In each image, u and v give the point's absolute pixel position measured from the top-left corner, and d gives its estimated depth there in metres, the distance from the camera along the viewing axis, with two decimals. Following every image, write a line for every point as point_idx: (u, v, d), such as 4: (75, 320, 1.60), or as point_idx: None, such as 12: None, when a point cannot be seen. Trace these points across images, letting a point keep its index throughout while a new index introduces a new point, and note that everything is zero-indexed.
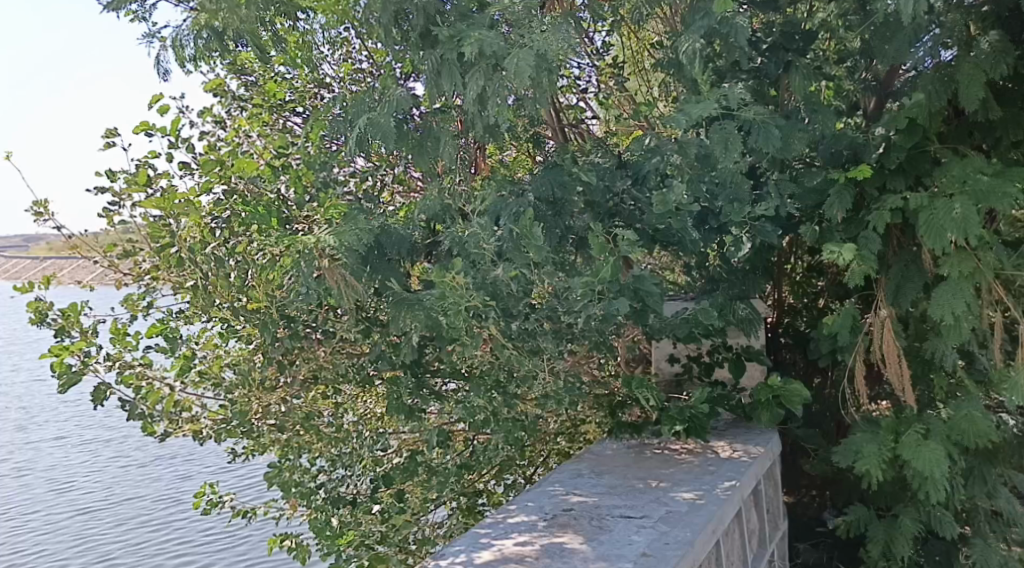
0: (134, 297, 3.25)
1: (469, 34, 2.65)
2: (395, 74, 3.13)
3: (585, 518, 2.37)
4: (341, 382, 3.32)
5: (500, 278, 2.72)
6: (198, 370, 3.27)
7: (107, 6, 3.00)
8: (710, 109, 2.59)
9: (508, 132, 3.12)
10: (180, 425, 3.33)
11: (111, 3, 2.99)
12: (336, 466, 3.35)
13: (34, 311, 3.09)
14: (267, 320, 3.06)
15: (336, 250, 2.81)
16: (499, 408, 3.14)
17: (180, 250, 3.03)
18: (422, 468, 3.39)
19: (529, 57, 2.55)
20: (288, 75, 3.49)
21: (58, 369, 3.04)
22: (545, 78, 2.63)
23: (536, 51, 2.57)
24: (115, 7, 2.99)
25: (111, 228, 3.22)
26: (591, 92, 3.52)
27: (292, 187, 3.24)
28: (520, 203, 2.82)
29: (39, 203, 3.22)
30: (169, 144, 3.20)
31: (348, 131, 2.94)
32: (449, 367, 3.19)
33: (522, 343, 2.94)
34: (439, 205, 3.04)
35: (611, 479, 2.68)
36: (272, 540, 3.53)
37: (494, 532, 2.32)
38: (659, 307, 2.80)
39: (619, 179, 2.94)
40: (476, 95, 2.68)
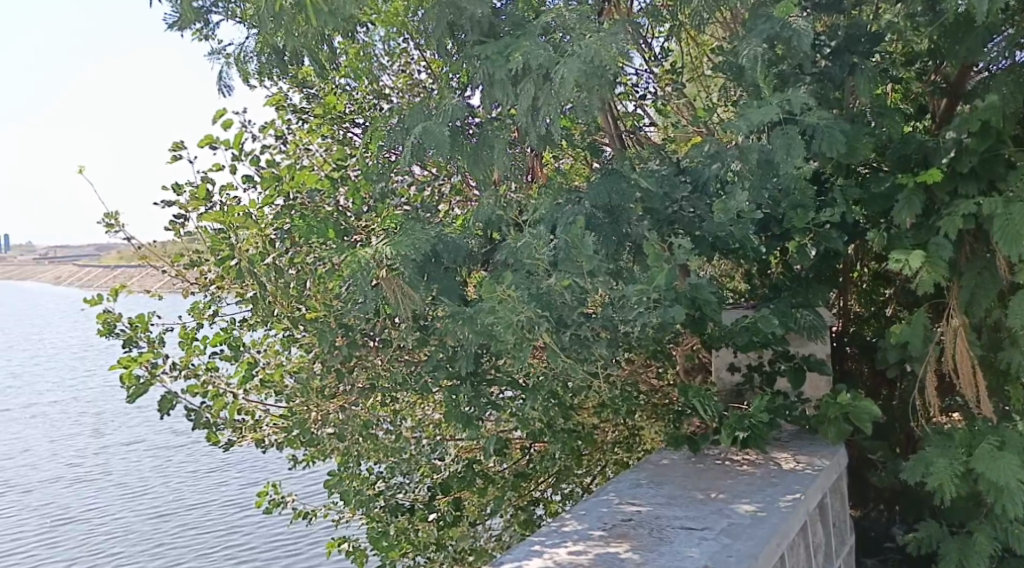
0: (200, 305, 3.34)
1: (517, 49, 2.67)
2: (450, 84, 3.12)
3: (645, 529, 2.34)
4: (398, 391, 3.28)
5: (555, 287, 2.71)
6: (261, 377, 3.36)
7: (173, 24, 3.09)
8: (772, 113, 2.55)
9: (564, 140, 3.12)
10: (243, 432, 3.42)
11: (176, 22, 3.08)
12: (395, 473, 3.39)
13: (102, 323, 3.19)
14: (323, 327, 3.11)
15: (394, 261, 2.84)
16: (555, 419, 3.17)
17: (239, 261, 3.11)
18: (480, 476, 3.42)
19: (579, 65, 2.52)
20: (348, 87, 3.53)
21: (127, 380, 3.16)
22: (596, 85, 2.56)
23: (585, 60, 2.53)
24: (181, 25, 3.08)
25: (178, 239, 3.29)
26: (649, 98, 3.49)
27: (351, 198, 3.26)
28: (575, 210, 2.80)
29: (111, 214, 3.32)
30: (233, 156, 3.27)
31: (405, 141, 2.97)
32: (505, 375, 3.14)
33: (577, 351, 2.90)
34: (493, 213, 3.04)
35: (671, 489, 2.64)
36: (329, 543, 3.57)
37: (551, 540, 2.31)
38: (716, 316, 2.79)
39: (679, 186, 2.87)
40: (527, 104, 2.68)
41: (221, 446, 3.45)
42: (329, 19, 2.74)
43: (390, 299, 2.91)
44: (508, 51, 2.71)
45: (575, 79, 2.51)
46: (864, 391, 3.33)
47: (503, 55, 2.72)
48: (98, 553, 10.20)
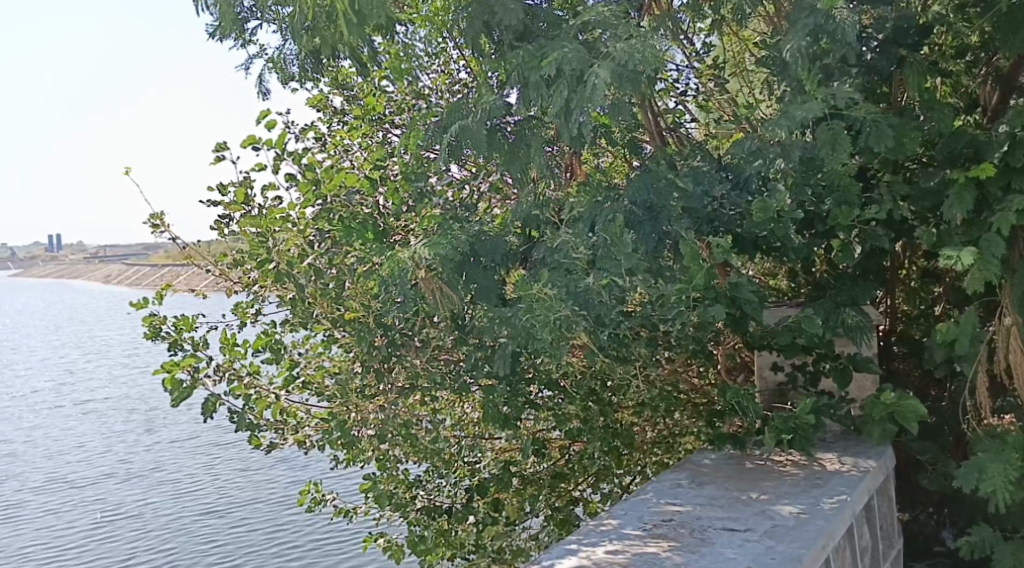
0: (243, 305, 3.37)
1: (550, 53, 2.66)
2: (489, 82, 3.09)
3: (685, 529, 2.31)
4: (438, 389, 3.28)
5: (591, 287, 2.69)
6: (303, 377, 3.40)
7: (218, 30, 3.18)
8: (815, 109, 2.50)
9: (604, 138, 3.09)
10: (285, 434, 3.44)
11: (220, 29, 3.16)
12: (434, 473, 3.43)
13: (148, 326, 3.23)
14: (363, 330, 3.11)
15: (432, 260, 2.82)
16: (593, 418, 3.20)
17: (277, 264, 3.12)
18: (518, 476, 3.40)
19: (614, 68, 2.51)
20: (388, 88, 3.54)
21: (170, 385, 3.17)
22: (631, 89, 2.55)
23: (620, 63, 2.52)
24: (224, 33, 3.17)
25: (223, 239, 3.33)
26: (691, 94, 3.41)
27: (391, 199, 3.26)
28: (614, 208, 2.79)
29: (156, 215, 3.37)
30: (275, 156, 3.30)
31: (444, 140, 2.98)
32: (544, 374, 3.15)
33: (616, 351, 2.93)
34: (530, 211, 3.04)
35: (713, 490, 2.60)
36: (365, 540, 3.59)
37: (590, 540, 2.29)
38: (757, 315, 2.71)
39: (717, 183, 2.85)
40: (560, 106, 2.63)
41: (262, 448, 3.47)
42: (364, 23, 2.75)
43: (430, 298, 2.91)
44: (543, 53, 2.70)
45: (608, 82, 2.48)
46: (912, 391, 3.26)
47: (537, 57, 2.71)
48: (144, 547, 10.41)
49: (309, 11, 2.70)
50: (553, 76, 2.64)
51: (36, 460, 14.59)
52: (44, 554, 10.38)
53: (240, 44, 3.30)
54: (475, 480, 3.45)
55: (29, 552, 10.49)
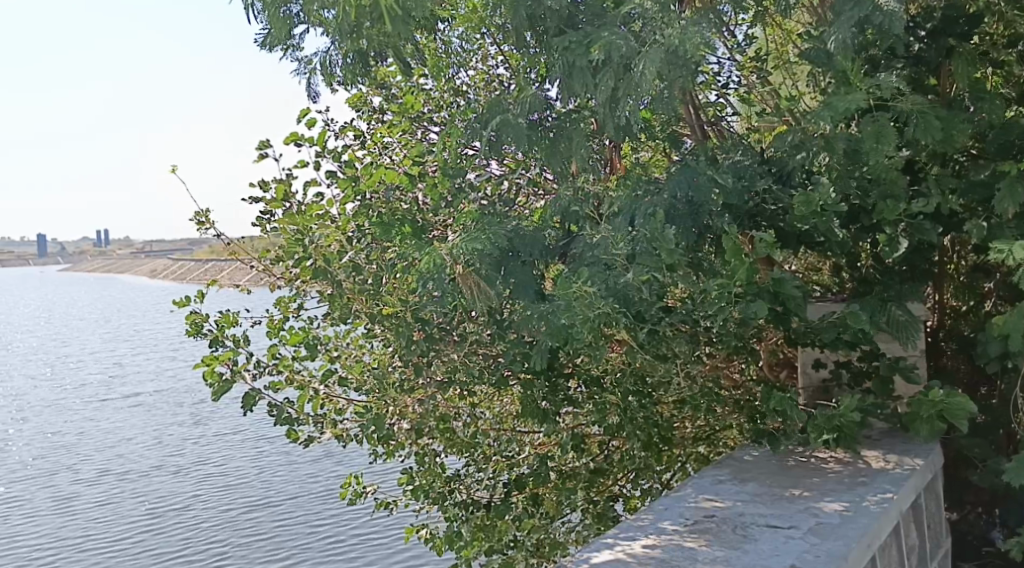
0: (286, 299, 3.40)
1: (596, 39, 2.64)
2: (529, 77, 3.08)
3: (727, 526, 2.29)
4: (477, 384, 3.30)
5: (630, 283, 2.67)
6: (342, 371, 3.42)
7: (263, 40, 3.24)
8: (859, 101, 2.46)
9: (643, 133, 3.07)
10: (323, 429, 3.46)
11: (267, 40, 3.22)
12: (473, 468, 3.46)
13: (191, 323, 3.25)
14: (401, 324, 3.13)
15: (469, 256, 2.84)
16: (634, 409, 3.11)
17: (315, 261, 3.20)
18: (557, 471, 3.39)
19: (661, 55, 2.49)
20: (427, 86, 3.55)
21: (210, 378, 3.23)
22: (679, 75, 2.55)
23: (671, 50, 2.50)
24: (271, 43, 3.22)
25: (265, 235, 3.38)
26: (733, 86, 3.36)
27: (429, 194, 3.25)
28: (654, 202, 2.78)
29: (202, 212, 3.42)
30: (316, 153, 3.34)
31: (483, 135, 2.99)
32: (584, 370, 3.17)
33: (654, 347, 2.93)
34: (570, 205, 3.03)
35: (755, 486, 2.58)
36: (408, 531, 3.61)
37: (630, 535, 2.28)
38: (801, 311, 2.68)
39: (760, 178, 2.82)
40: (607, 93, 2.65)
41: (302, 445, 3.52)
42: (408, 19, 2.76)
43: (464, 292, 2.92)
44: (587, 41, 2.67)
45: (656, 70, 2.48)
46: (961, 389, 3.20)
47: (581, 46, 2.68)
48: (189, 538, 10.61)
49: (350, 12, 2.72)
50: (602, 61, 2.63)
51: (84, 452, 14.93)
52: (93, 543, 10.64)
53: (286, 51, 3.34)
54: (513, 474, 3.46)
55: (78, 542, 10.74)
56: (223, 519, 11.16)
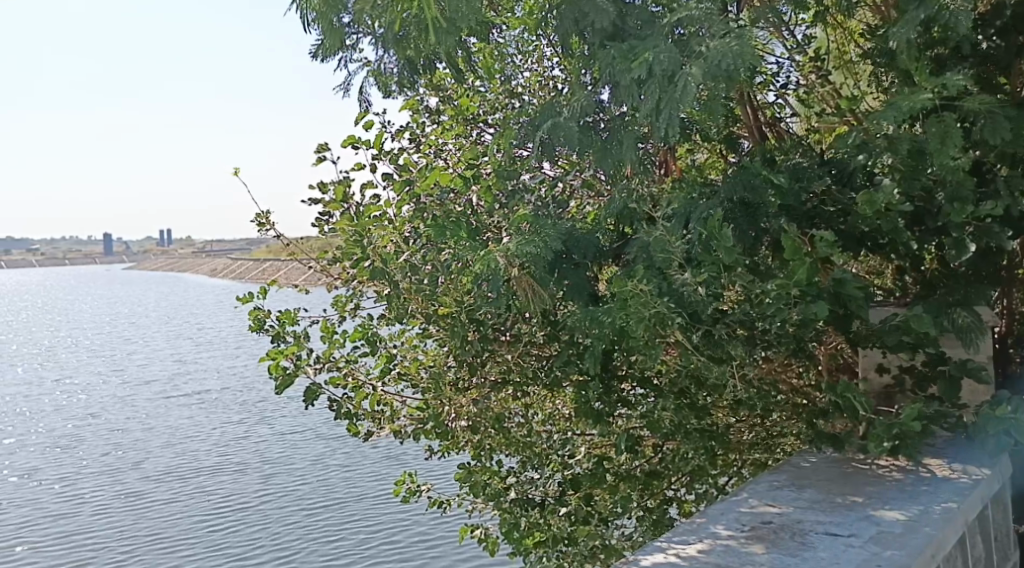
0: (343, 299, 3.46)
1: (641, 53, 2.63)
2: (583, 80, 3.08)
3: (786, 532, 2.26)
4: (530, 385, 3.34)
5: (687, 284, 2.69)
6: (398, 369, 3.45)
7: (315, 53, 3.38)
8: (924, 102, 2.42)
9: (699, 135, 3.05)
10: (382, 423, 3.49)
11: (319, 50, 3.36)
12: (527, 466, 3.46)
13: (255, 319, 3.31)
14: (456, 324, 3.16)
15: (523, 260, 2.86)
16: (687, 419, 3.09)
17: (374, 262, 3.20)
18: (611, 473, 3.33)
19: (705, 69, 2.47)
20: (482, 89, 3.57)
21: (275, 371, 3.27)
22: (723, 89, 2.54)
23: (712, 61, 2.48)
24: (323, 54, 3.36)
25: (323, 236, 3.42)
26: (791, 86, 3.31)
27: (483, 195, 3.30)
28: (712, 205, 2.78)
29: (262, 214, 3.48)
30: (373, 156, 3.38)
31: (535, 138, 3.00)
32: (637, 371, 3.17)
33: (710, 348, 2.88)
34: (624, 207, 3.01)
35: (813, 493, 2.55)
36: (461, 529, 3.64)
37: (686, 539, 2.27)
38: (862, 312, 2.64)
39: (818, 179, 2.80)
40: (650, 106, 2.62)
41: (360, 436, 3.54)
42: (457, 30, 2.78)
43: (521, 295, 2.94)
44: (634, 50, 2.67)
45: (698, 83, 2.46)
46: None
47: (630, 54, 2.68)
48: (243, 534, 10.82)
49: (399, 28, 2.74)
50: (645, 75, 2.62)
51: (144, 449, 15.31)
52: (152, 537, 10.92)
53: (341, 57, 3.40)
54: (567, 474, 3.43)
55: (135, 536, 11.01)
56: (276, 516, 11.36)
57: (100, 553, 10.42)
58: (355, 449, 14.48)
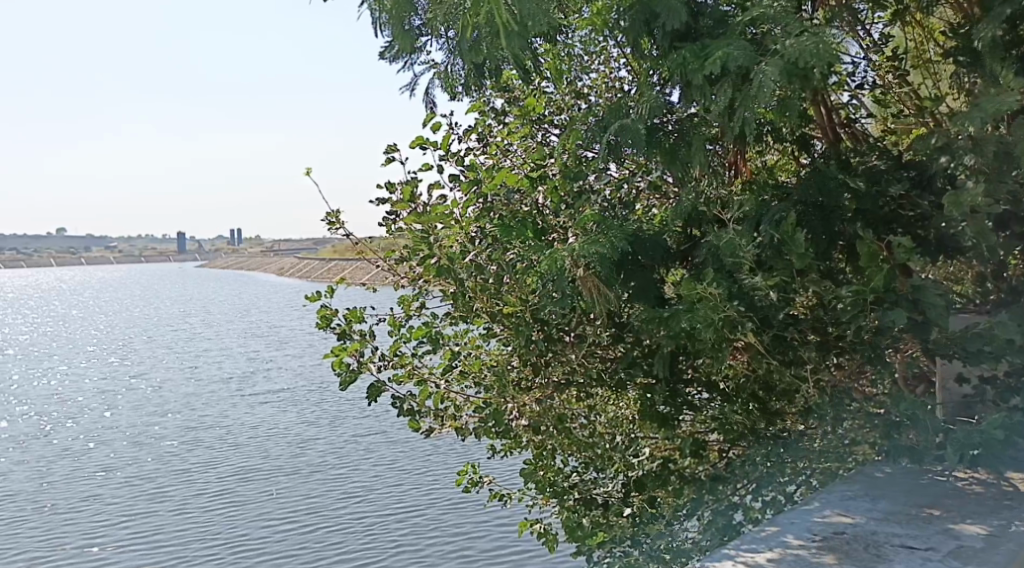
0: (409, 298, 3.49)
1: (714, 52, 2.59)
2: (651, 81, 3.04)
3: (859, 544, 2.21)
4: (594, 386, 3.31)
5: (759, 288, 2.65)
6: (461, 370, 3.45)
7: (384, 53, 3.43)
8: (1011, 102, 2.33)
9: (771, 135, 2.99)
10: (444, 422, 3.48)
11: (388, 51, 3.41)
12: (590, 467, 3.35)
13: (322, 317, 3.35)
14: (521, 324, 3.20)
15: (590, 260, 2.83)
16: (757, 425, 3.05)
17: (439, 259, 3.22)
18: (675, 476, 3.29)
19: (782, 66, 2.45)
20: (547, 90, 3.52)
21: (339, 369, 3.31)
22: (799, 85, 2.51)
23: (789, 60, 2.45)
24: (392, 55, 3.42)
25: (390, 236, 3.43)
26: (868, 87, 3.16)
27: (550, 196, 3.30)
28: (783, 207, 2.75)
29: (332, 213, 3.54)
30: (440, 157, 3.41)
31: (602, 139, 2.98)
32: (703, 375, 3.14)
33: (782, 354, 2.90)
34: (693, 210, 3.00)
35: (887, 505, 2.48)
36: (522, 522, 3.64)
37: (754, 546, 2.23)
38: (942, 321, 2.53)
39: (896, 183, 2.77)
40: (723, 105, 2.59)
41: (422, 435, 3.53)
42: (527, 30, 2.77)
43: (587, 296, 2.89)
44: (706, 51, 2.63)
45: (774, 82, 2.42)
46: None
47: (700, 56, 2.64)
48: (308, 531, 11.02)
49: (469, 29, 2.75)
50: (718, 75, 2.58)
51: (214, 446, 15.68)
52: (221, 532, 11.18)
53: (408, 63, 3.49)
54: (631, 476, 3.32)
55: (202, 531, 11.25)
56: (339, 515, 11.52)
57: (174, 547, 10.74)
58: (417, 450, 14.58)
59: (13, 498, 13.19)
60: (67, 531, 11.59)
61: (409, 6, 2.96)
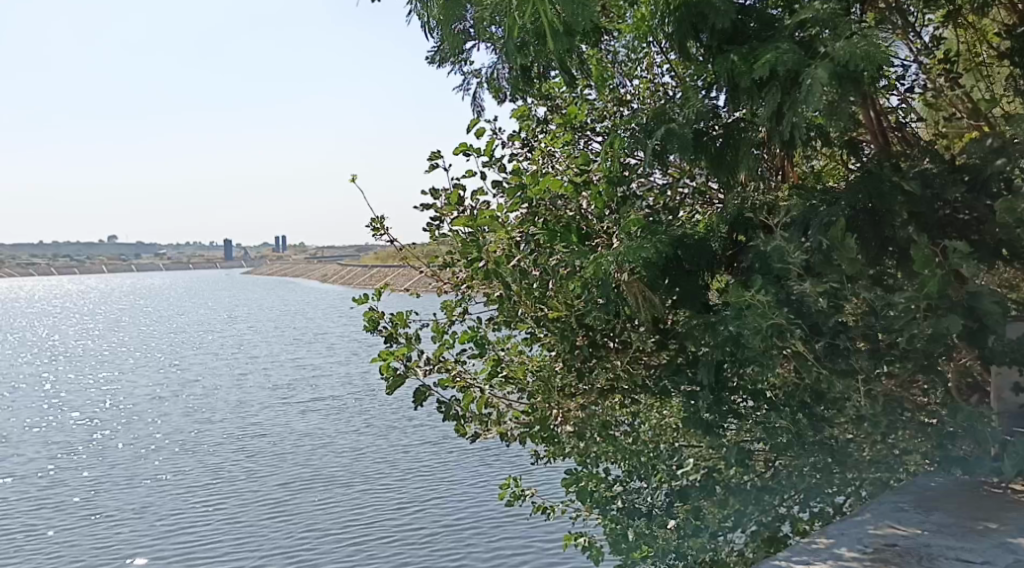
0: (452, 303, 3.47)
1: (762, 55, 2.56)
2: (695, 85, 3.02)
3: (911, 556, 2.16)
4: (638, 393, 3.32)
5: (808, 293, 2.63)
6: (505, 375, 3.44)
7: (434, 61, 3.51)
8: None
9: (820, 140, 2.96)
10: (489, 426, 3.50)
11: (435, 57, 3.50)
12: (633, 476, 3.30)
13: (369, 320, 3.35)
14: (567, 330, 3.22)
15: (634, 264, 2.83)
16: (804, 432, 2.96)
17: (487, 263, 3.22)
18: (721, 487, 3.20)
19: (833, 68, 2.41)
20: (590, 97, 3.52)
21: (385, 372, 3.34)
22: (849, 88, 2.48)
23: (840, 63, 2.41)
24: (440, 61, 3.50)
25: (434, 241, 3.45)
26: (918, 91, 3.08)
27: (593, 202, 3.24)
28: (833, 212, 2.72)
29: (377, 219, 3.57)
30: (484, 163, 3.42)
31: (645, 144, 2.97)
32: (749, 383, 3.08)
33: (832, 362, 2.78)
34: (739, 214, 3.00)
35: (941, 517, 2.42)
36: (567, 536, 3.64)
37: (803, 558, 2.19)
38: (1000, 328, 2.50)
39: (951, 186, 2.71)
40: (772, 109, 2.57)
41: (467, 438, 3.55)
42: (572, 34, 2.77)
43: (631, 302, 2.92)
44: (754, 54, 2.62)
45: (825, 84, 2.38)
46: None
47: (748, 59, 2.63)
48: (351, 540, 11.09)
49: (515, 33, 2.76)
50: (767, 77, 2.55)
51: (260, 454, 15.87)
52: (265, 540, 11.29)
53: (455, 64, 3.54)
54: (675, 486, 3.28)
55: (246, 539, 11.38)
56: (382, 524, 11.58)
57: (222, 553, 10.91)
58: (459, 460, 14.59)
59: (68, 504, 13.50)
60: (121, 536, 11.84)
61: (455, 12, 2.97)
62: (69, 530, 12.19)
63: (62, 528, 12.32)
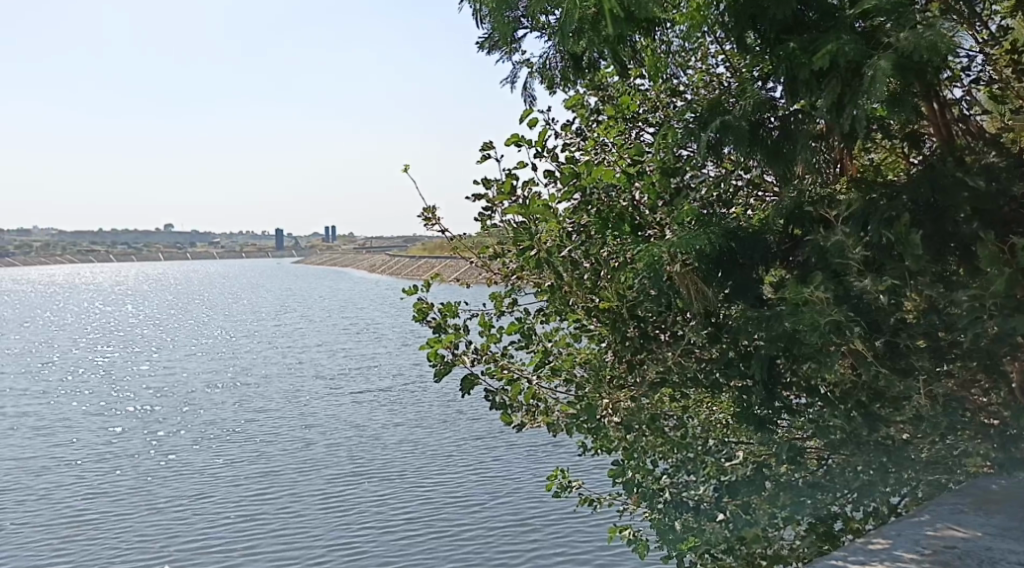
0: (501, 294, 3.50)
1: (822, 47, 2.52)
2: (752, 76, 2.97)
3: (974, 559, 2.11)
4: (688, 386, 3.21)
5: (868, 289, 2.57)
6: (552, 366, 3.48)
7: (483, 48, 3.49)
8: None
9: (880, 132, 2.89)
10: (535, 416, 3.52)
11: (485, 44, 3.48)
12: (681, 471, 3.33)
13: (417, 310, 3.37)
14: (618, 321, 3.20)
15: (688, 255, 2.82)
16: (859, 431, 2.91)
17: (539, 253, 3.24)
18: (771, 482, 3.18)
19: (896, 60, 2.36)
20: (643, 87, 3.44)
21: (433, 360, 3.32)
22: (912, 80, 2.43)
23: (903, 55, 2.35)
24: (491, 49, 3.48)
25: (486, 232, 3.47)
26: (983, 83, 3.03)
27: (646, 192, 3.21)
28: (896, 206, 2.67)
29: (428, 209, 3.60)
30: (535, 154, 3.42)
31: (700, 136, 2.92)
32: (803, 380, 2.98)
33: (894, 360, 2.76)
34: (796, 208, 2.92)
35: (1003, 520, 2.36)
36: (611, 528, 3.61)
37: (861, 559, 2.15)
38: None
39: (1018, 181, 2.65)
40: (831, 100, 2.53)
41: (513, 427, 3.55)
42: (625, 25, 2.74)
43: (683, 293, 2.87)
44: (814, 47, 2.57)
45: (888, 76, 2.33)
46: None
47: (808, 52, 2.58)
48: (396, 531, 11.18)
49: (569, 23, 2.74)
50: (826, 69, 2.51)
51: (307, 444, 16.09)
52: (312, 529, 11.44)
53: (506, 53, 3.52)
54: (724, 479, 3.24)
55: (293, 528, 11.54)
56: (426, 517, 11.66)
57: (270, 541, 11.08)
58: (504, 452, 14.62)
59: (121, 490, 13.83)
60: (172, 523, 12.08)
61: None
62: (126, 516, 12.49)
63: (118, 514, 12.63)
